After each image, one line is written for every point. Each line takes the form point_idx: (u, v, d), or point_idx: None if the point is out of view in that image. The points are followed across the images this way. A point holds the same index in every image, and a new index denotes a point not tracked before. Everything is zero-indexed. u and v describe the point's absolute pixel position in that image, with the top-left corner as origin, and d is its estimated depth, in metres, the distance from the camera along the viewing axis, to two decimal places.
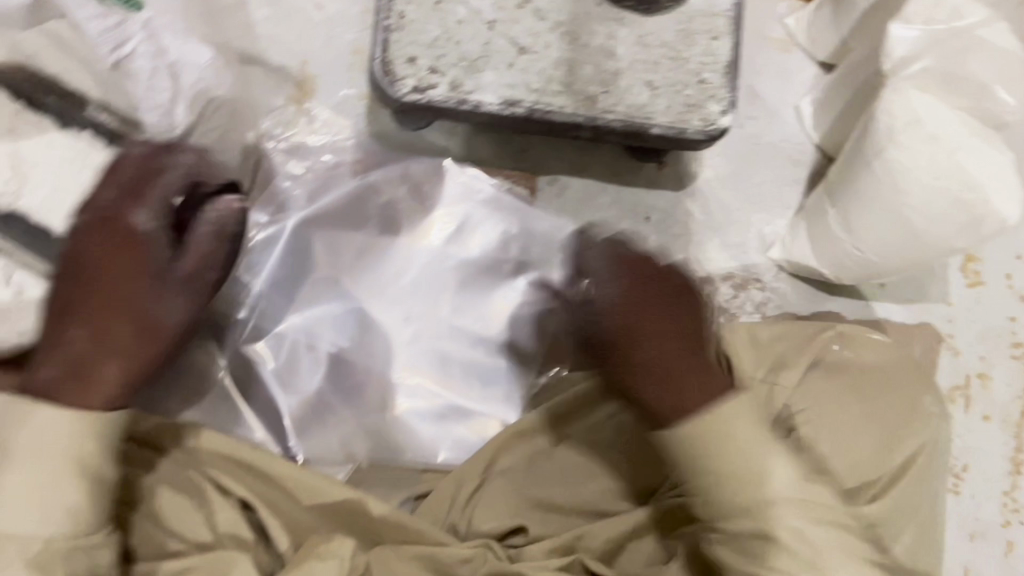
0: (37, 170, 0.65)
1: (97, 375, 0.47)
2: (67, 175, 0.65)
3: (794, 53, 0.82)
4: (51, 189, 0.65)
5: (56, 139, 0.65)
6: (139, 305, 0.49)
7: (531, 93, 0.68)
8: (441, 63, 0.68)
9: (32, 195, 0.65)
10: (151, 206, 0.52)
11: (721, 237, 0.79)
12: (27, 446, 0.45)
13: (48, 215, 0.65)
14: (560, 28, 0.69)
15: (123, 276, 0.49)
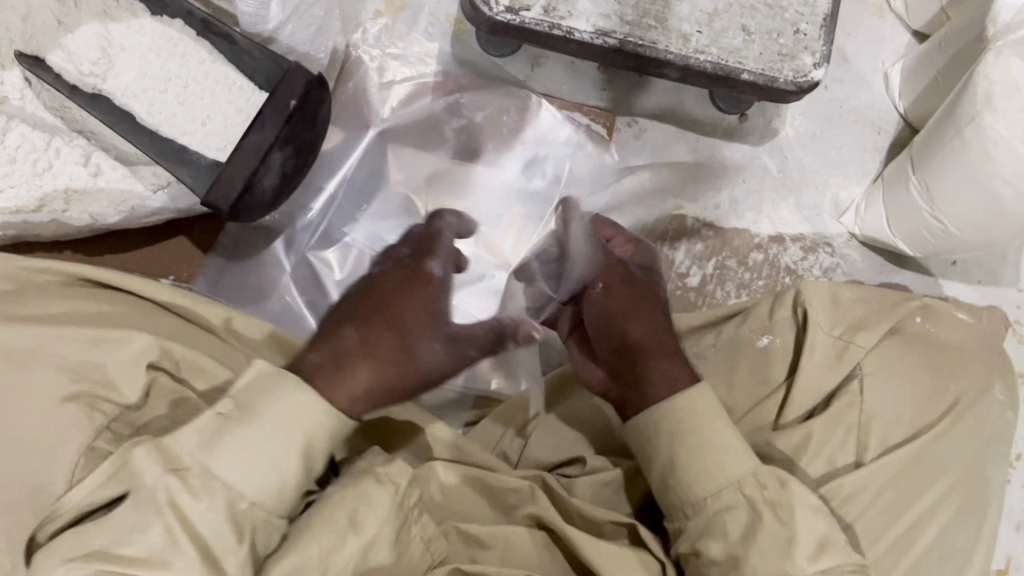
0: (125, 53, 0.65)
1: (349, 373, 0.50)
2: (156, 61, 0.66)
3: (888, 19, 0.80)
4: (140, 73, 0.65)
5: (146, 23, 0.66)
6: (408, 328, 0.54)
7: (625, 25, 0.67)
8: None
9: (120, 77, 0.65)
10: (447, 257, 0.62)
11: (795, 198, 0.78)
12: (277, 415, 0.46)
13: (133, 99, 0.65)
14: None
15: (409, 303, 0.56)
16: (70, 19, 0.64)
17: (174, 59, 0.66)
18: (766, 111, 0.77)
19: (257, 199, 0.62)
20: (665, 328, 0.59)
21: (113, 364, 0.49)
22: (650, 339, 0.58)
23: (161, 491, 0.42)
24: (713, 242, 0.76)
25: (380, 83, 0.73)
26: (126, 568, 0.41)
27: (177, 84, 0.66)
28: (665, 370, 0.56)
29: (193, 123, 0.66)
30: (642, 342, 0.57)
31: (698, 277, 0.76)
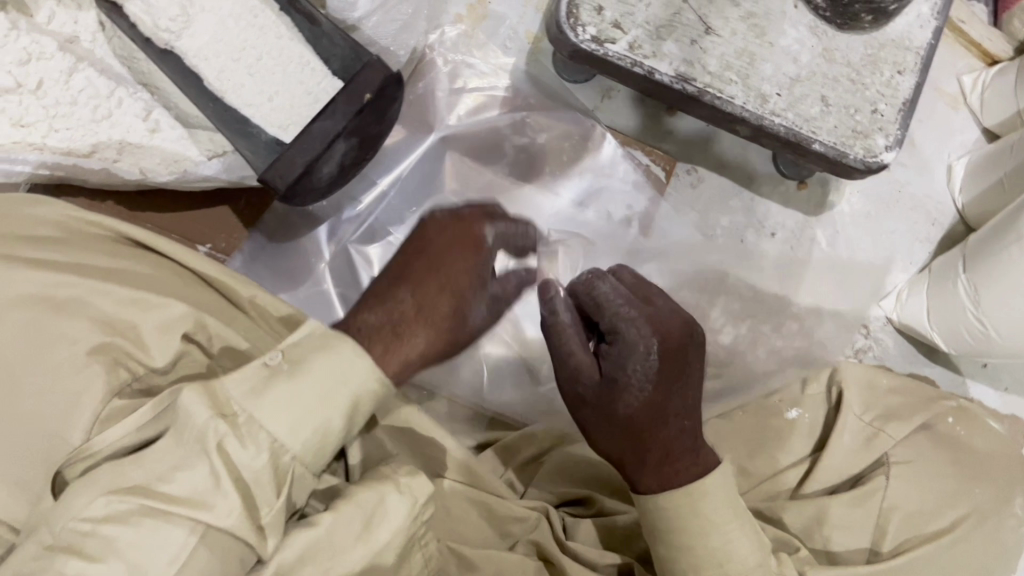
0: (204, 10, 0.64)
1: (408, 339, 0.50)
2: (231, 25, 0.64)
3: (960, 112, 0.80)
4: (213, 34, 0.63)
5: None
6: (461, 293, 0.54)
7: (707, 74, 0.66)
8: (627, 20, 0.66)
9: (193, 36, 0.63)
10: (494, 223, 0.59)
11: (839, 274, 0.77)
12: (322, 372, 0.43)
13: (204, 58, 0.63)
14: (752, 19, 0.67)
15: (464, 273, 0.55)
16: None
17: (250, 27, 0.64)
18: (826, 183, 0.77)
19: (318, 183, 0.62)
20: (655, 418, 0.53)
21: (146, 327, 0.47)
22: (624, 446, 0.53)
23: (211, 437, 0.39)
24: (752, 303, 0.75)
25: (454, 89, 0.71)
26: (169, 506, 0.37)
27: (250, 53, 0.64)
28: (656, 481, 0.53)
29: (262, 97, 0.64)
30: (622, 449, 0.54)
31: (731, 336, 0.74)
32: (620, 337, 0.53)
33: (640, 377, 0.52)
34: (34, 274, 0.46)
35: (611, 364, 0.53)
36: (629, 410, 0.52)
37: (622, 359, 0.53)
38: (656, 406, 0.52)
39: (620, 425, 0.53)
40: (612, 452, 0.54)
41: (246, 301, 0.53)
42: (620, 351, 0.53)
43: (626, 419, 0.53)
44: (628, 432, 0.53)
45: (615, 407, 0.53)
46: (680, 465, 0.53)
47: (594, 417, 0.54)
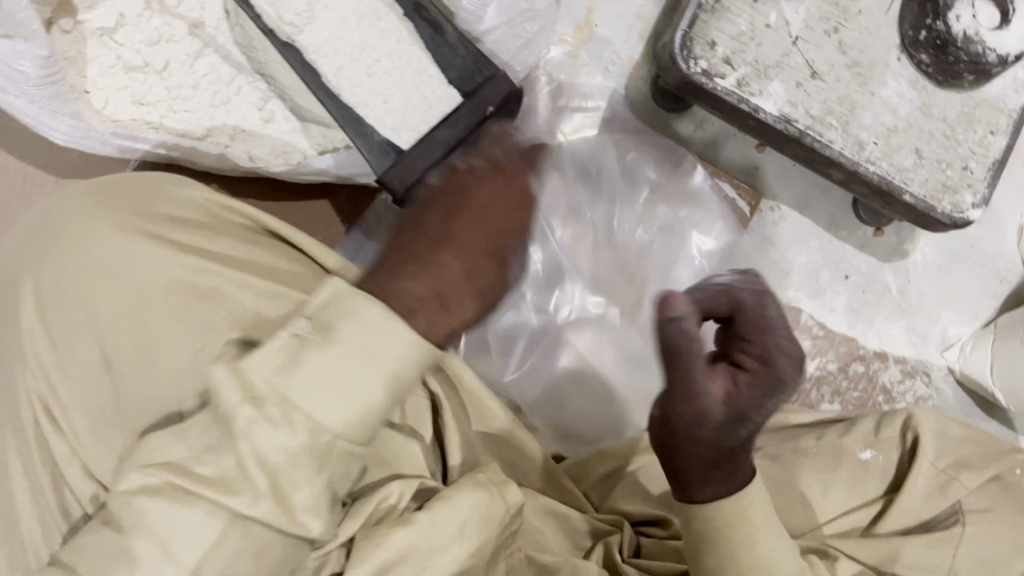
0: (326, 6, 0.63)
1: (457, 312, 0.47)
2: (354, 26, 0.63)
3: None
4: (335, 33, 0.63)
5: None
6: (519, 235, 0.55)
7: (809, 117, 0.68)
8: (737, 57, 0.67)
9: (313, 31, 0.63)
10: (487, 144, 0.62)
11: (907, 321, 0.79)
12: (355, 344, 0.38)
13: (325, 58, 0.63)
14: (856, 67, 0.69)
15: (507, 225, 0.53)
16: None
17: (373, 30, 0.64)
18: (902, 232, 0.78)
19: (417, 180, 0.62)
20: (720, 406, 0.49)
21: (280, 319, 0.48)
22: (696, 443, 0.46)
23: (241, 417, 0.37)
24: (821, 342, 0.77)
25: (560, 109, 0.73)
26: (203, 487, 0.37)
27: (371, 55, 0.64)
28: (716, 485, 0.47)
29: (379, 100, 0.63)
30: (670, 432, 0.47)
31: (799, 372, 0.77)
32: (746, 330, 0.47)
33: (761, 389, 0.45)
34: (169, 254, 0.47)
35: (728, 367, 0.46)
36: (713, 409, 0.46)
37: (759, 347, 0.46)
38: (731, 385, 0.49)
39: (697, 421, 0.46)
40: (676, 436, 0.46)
41: None
42: (750, 331, 0.47)
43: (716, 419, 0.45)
44: (697, 426, 0.46)
45: (706, 400, 0.45)
46: (731, 483, 0.47)
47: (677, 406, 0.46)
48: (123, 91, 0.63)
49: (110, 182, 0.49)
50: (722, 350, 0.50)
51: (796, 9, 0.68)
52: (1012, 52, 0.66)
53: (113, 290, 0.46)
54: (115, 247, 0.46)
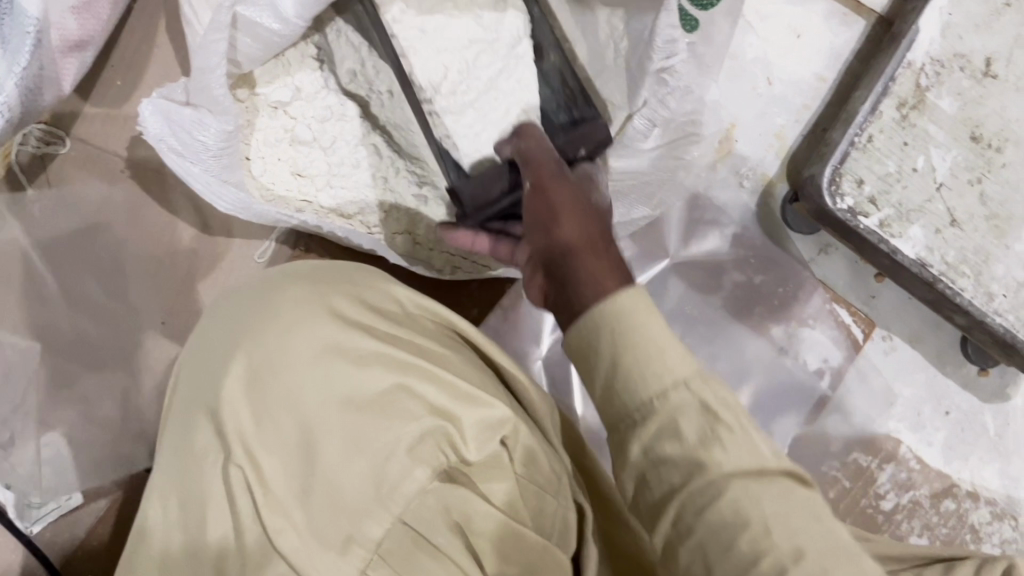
0: (448, 32, 0.62)
1: None
2: (487, 77, 0.62)
3: None
4: (455, 71, 0.61)
5: (498, 38, 0.62)
6: (562, 245, 0.47)
7: (944, 263, 0.69)
8: (882, 197, 0.69)
9: (430, 58, 0.61)
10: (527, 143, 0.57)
11: (1001, 464, 0.79)
12: None
13: (442, 96, 0.61)
14: (995, 220, 0.70)
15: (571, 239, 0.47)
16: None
17: (501, 78, 0.62)
18: (1006, 375, 0.79)
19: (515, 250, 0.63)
20: (583, 216, 0.49)
21: (467, 420, 0.49)
22: (569, 234, 0.47)
23: None
24: (916, 476, 0.78)
25: (699, 228, 0.75)
26: None
27: (487, 102, 0.62)
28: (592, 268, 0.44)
29: (474, 142, 0.61)
30: (550, 238, 0.48)
31: (892, 503, 0.77)
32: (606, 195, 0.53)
33: (603, 203, 0.52)
34: (366, 344, 0.48)
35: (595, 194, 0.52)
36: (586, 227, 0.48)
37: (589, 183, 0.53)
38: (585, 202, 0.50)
39: (583, 222, 0.48)
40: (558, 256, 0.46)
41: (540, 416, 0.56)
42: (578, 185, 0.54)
43: (597, 235, 0.48)
44: (594, 240, 0.47)
45: (585, 203, 0.50)
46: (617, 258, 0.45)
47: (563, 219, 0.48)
48: (285, 163, 0.64)
49: (326, 268, 0.51)
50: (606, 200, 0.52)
51: (943, 158, 0.70)
52: None
53: (314, 384, 0.47)
54: (328, 338, 0.48)
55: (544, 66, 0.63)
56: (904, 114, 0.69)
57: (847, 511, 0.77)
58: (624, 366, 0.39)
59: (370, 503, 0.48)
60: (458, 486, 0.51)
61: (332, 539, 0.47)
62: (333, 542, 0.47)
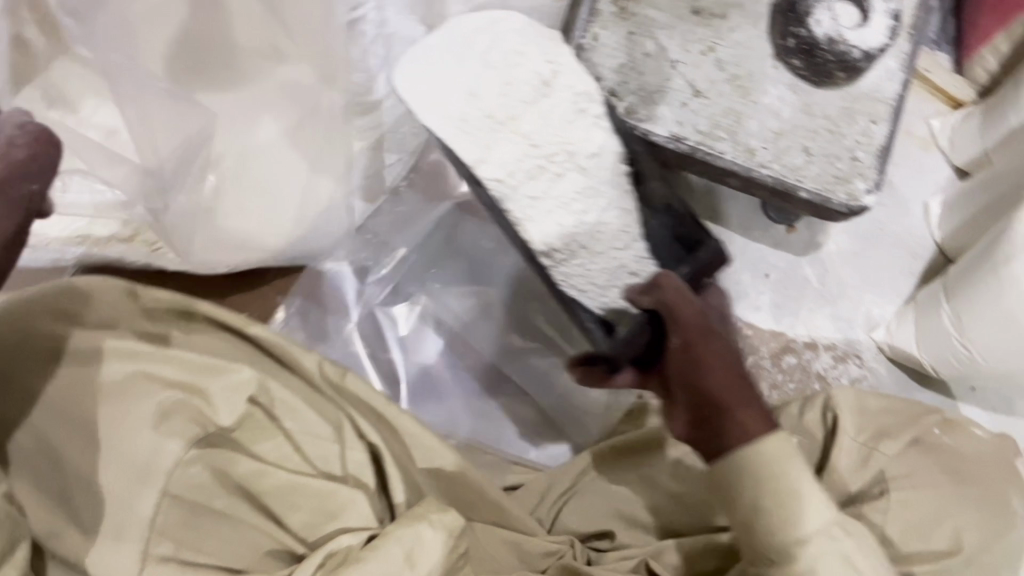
0: (558, 189, 0.70)
1: None
2: (597, 214, 0.72)
3: (932, 154, 0.86)
4: (573, 228, 0.71)
5: (603, 185, 0.72)
6: (724, 403, 0.53)
7: (698, 133, 0.72)
8: (622, 89, 0.72)
9: (546, 221, 0.70)
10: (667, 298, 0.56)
11: (831, 309, 0.82)
12: None
13: (561, 261, 0.70)
14: (737, 80, 0.73)
15: (742, 397, 0.54)
16: (508, 117, 0.69)
17: (613, 217, 0.71)
18: (813, 226, 0.83)
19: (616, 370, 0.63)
20: (735, 380, 0.54)
21: (215, 388, 0.54)
22: (720, 376, 0.54)
23: None
24: (751, 342, 0.81)
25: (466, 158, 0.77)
26: None
27: (586, 235, 0.71)
28: (755, 431, 0.52)
29: (594, 290, 0.71)
30: (701, 393, 0.54)
31: None
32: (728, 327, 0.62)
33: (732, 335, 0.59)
34: (90, 341, 0.52)
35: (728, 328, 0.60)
36: (735, 371, 0.55)
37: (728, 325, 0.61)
38: (735, 362, 0.56)
39: (740, 373, 0.55)
40: (710, 402, 0.54)
41: (313, 368, 0.57)
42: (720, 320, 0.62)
43: (743, 375, 0.55)
44: (743, 383, 0.55)
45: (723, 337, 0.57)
46: (763, 404, 0.54)
47: (723, 367, 0.55)
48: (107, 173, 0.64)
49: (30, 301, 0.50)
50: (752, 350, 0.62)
51: (671, 37, 0.73)
52: (875, 46, 0.72)
53: (44, 394, 0.50)
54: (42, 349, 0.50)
55: (648, 189, 0.73)
56: (622, 9, 0.73)
57: None
58: (763, 504, 0.50)
59: (132, 483, 0.49)
60: (219, 449, 0.54)
61: (98, 530, 0.48)
62: (100, 531, 0.48)
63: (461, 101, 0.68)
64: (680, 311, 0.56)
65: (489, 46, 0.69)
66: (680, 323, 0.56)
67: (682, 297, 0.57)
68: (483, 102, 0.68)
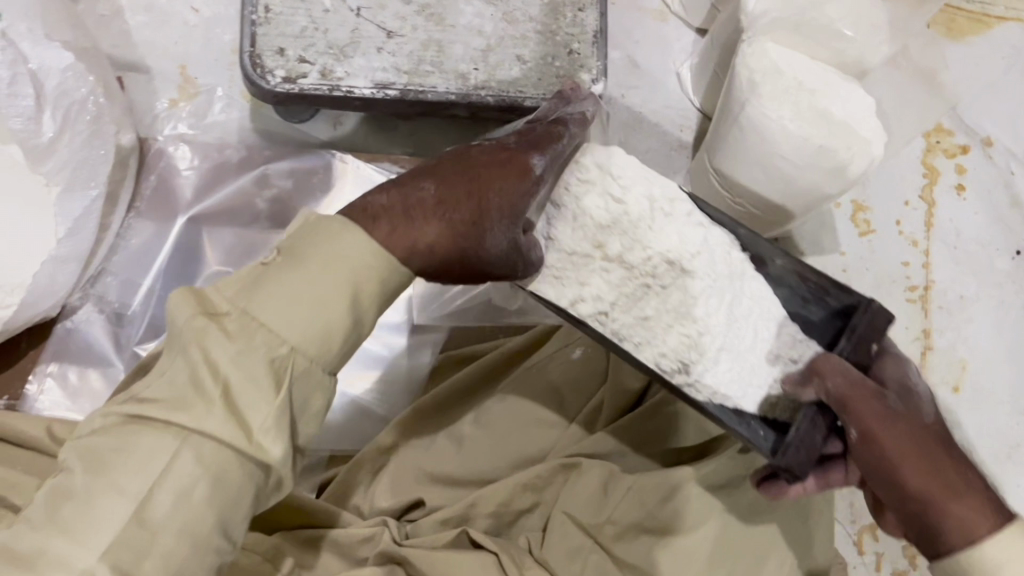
0: (670, 300, 0.53)
1: None
2: (724, 314, 0.53)
3: (669, 22, 0.84)
4: (698, 335, 0.52)
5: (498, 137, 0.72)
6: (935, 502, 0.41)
7: (403, 75, 0.69)
8: (311, 52, 0.68)
9: (667, 335, 0.53)
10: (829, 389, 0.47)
11: None
12: None
13: (705, 373, 0.52)
14: (427, 10, 0.71)
15: (940, 485, 0.41)
16: (594, 245, 0.52)
17: (740, 306, 0.54)
18: None
19: (823, 467, 0.50)
20: (928, 456, 0.42)
21: None
22: (925, 469, 0.41)
23: None
24: None
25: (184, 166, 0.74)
26: None
27: (735, 337, 0.53)
28: (980, 522, 0.40)
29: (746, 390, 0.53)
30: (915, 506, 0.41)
31: None
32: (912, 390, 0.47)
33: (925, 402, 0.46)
34: None
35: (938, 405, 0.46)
36: (939, 443, 0.43)
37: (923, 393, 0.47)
38: (923, 423, 0.44)
39: (928, 448, 0.42)
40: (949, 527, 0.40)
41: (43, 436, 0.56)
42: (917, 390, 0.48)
43: (945, 445, 0.43)
44: (930, 458, 0.42)
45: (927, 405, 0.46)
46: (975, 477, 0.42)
47: (949, 463, 0.42)
48: None
49: None
50: (932, 406, 0.46)
51: None
52: None
53: None
54: None
55: (772, 272, 0.57)
56: None
57: (499, 328, 0.78)
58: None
59: None
60: None
61: None
62: None
63: (567, 227, 0.53)
64: (851, 398, 0.45)
65: (336, 27, 0.69)
66: (852, 413, 0.45)
67: (842, 383, 0.46)
68: (595, 206, 0.52)
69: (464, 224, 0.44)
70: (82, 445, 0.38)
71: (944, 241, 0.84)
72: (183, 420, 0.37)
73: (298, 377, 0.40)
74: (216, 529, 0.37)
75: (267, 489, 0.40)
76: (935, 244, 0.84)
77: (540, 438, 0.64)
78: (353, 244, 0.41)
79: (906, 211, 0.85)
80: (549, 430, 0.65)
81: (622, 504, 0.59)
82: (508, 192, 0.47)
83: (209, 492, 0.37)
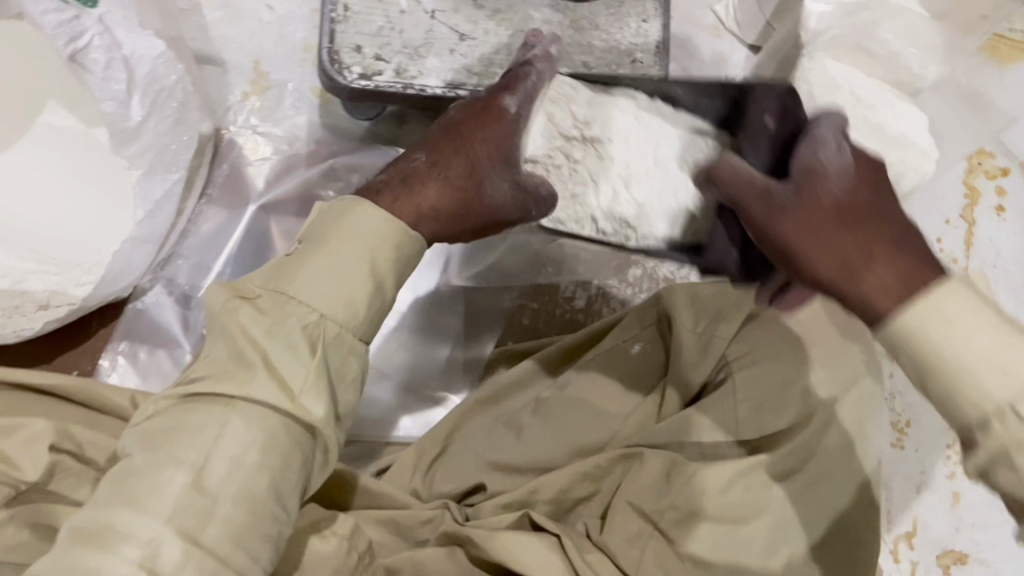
0: (601, 164, 0.67)
1: None
2: (649, 159, 0.67)
3: (724, 38, 0.87)
4: (621, 200, 0.67)
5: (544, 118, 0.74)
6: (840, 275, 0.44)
7: (474, 76, 0.71)
8: (386, 51, 0.71)
9: (600, 196, 0.67)
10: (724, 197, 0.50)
11: None
12: None
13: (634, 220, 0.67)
14: (499, 15, 0.74)
15: (841, 254, 0.44)
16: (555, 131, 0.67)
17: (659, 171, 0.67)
18: None
19: (780, 291, 0.63)
20: (833, 231, 0.45)
21: (13, 448, 0.52)
22: (819, 252, 0.44)
23: None
24: None
25: (254, 159, 0.77)
26: None
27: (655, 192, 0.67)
28: (882, 270, 0.42)
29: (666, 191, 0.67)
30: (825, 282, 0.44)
31: (585, 298, 0.81)
32: (817, 164, 0.48)
33: (841, 173, 0.48)
34: None
35: (846, 169, 0.48)
36: (845, 219, 0.45)
37: (828, 159, 0.49)
38: (820, 204, 0.46)
39: (830, 229, 0.45)
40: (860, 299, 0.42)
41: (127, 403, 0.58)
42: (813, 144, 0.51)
43: (849, 220, 0.45)
44: (818, 236, 0.45)
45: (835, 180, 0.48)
46: (888, 240, 0.44)
47: (842, 239, 0.44)
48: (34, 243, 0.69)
49: None
50: (836, 182, 0.47)
51: None
52: None
53: None
54: None
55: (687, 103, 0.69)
56: None
57: (549, 326, 0.81)
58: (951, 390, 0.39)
59: None
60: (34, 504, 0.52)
61: None
62: None
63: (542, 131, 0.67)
64: (743, 199, 0.48)
65: (411, 29, 0.72)
66: (746, 211, 0.48)
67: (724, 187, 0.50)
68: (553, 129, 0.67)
69: (461, 191, 0.54)
70: (141, 429, 0.43)
71: (984, 260, 0.87)
72: (234, 393, 0.43)
73: (329, 342, 0.46)
74: (270, 493, 0.43)
75: (314, 459, 0.47)
76: (975, 263, 0.86)
77: (597, 429, 0.67)
78: (366, 219, 0.48)
79: (947, 230, 0.87)
80: (607, 422, 0.67)
81: (688, 489, 0.60)
82: (493, 148, 0.56)
83: (259, 455, 0.43)
